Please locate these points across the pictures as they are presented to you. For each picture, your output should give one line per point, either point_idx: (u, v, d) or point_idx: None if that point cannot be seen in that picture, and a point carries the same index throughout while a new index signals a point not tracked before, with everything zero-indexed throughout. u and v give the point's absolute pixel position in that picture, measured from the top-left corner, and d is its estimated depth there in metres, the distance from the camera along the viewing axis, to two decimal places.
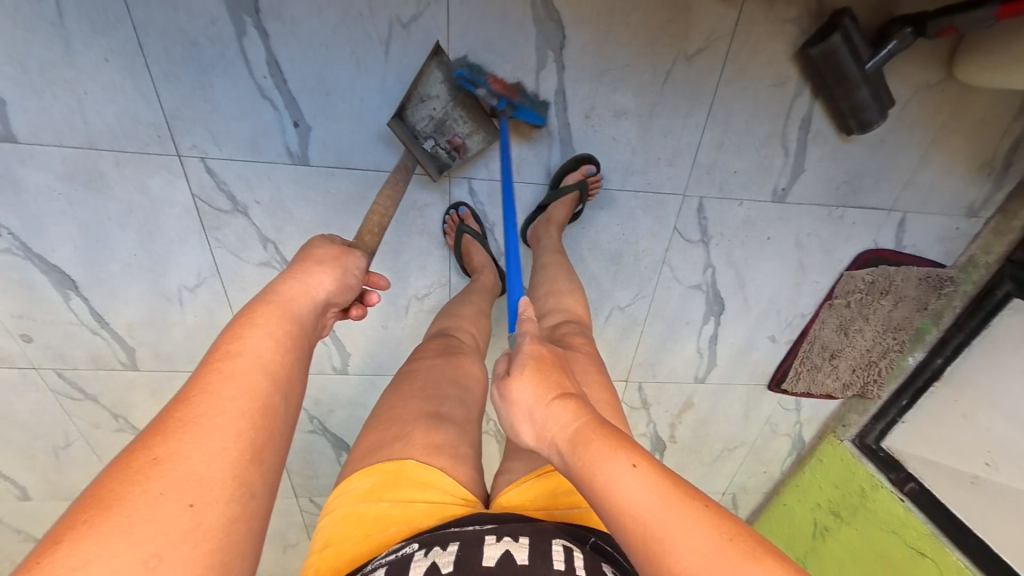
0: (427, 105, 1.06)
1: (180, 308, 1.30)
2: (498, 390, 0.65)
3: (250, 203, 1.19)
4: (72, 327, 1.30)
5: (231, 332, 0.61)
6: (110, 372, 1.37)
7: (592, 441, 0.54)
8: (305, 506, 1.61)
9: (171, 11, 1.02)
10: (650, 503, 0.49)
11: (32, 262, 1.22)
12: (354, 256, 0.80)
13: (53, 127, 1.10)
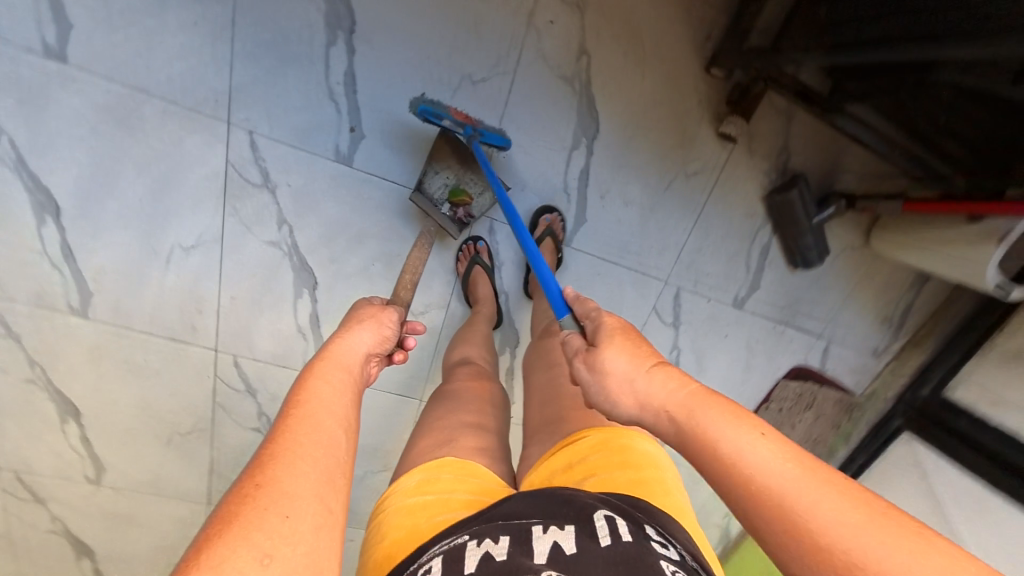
0: (442, 177, 1.22)
1: (163, 266, 1.24)
2: (585, 362, 0.67)
3: (283, 184, 1.24)
4: (30, 256, 1.20)
5: (298, 385, 0.68)
6: (49, 315, 1.24)
7: (709, 408, 0.54)
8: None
9: (273, 6, 1.14)
10: (786, 469, 0.47)
11: (20, 178, 1.16)
12: (390, 316, 0.91)
13: (111, 62, 1.13)
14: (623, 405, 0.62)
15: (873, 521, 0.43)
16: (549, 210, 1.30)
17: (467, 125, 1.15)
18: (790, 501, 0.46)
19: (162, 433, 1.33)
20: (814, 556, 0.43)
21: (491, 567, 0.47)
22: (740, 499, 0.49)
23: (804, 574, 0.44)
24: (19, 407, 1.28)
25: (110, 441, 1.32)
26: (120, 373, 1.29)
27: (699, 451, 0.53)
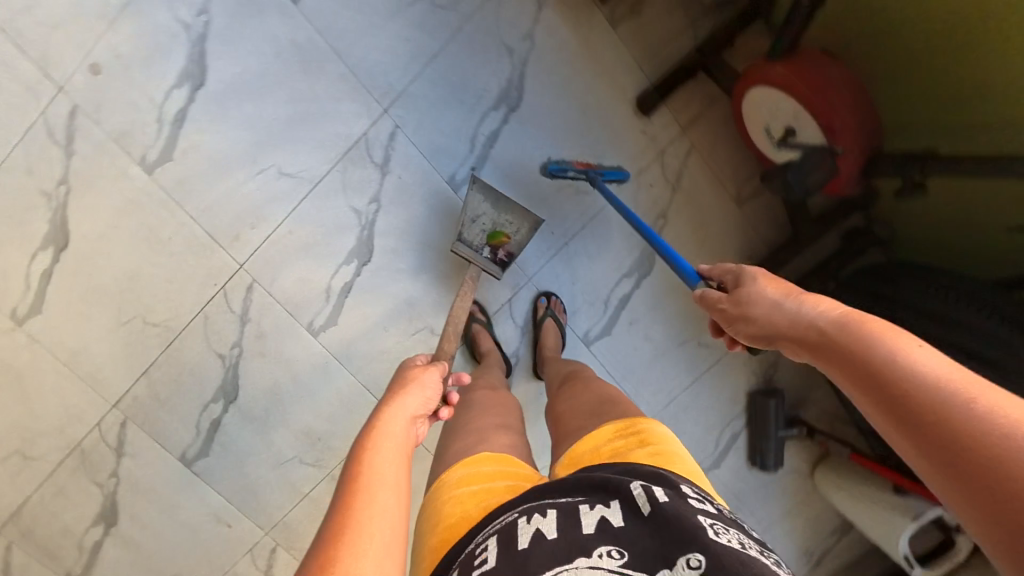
0: (479, 223, 1.20)
1: (251, 174, 1.28)
2: (730, 299, 0.74)
3: (394, 173, 1.32)
4: (143, 103, 1.26)
5: (353, 456, 0.70)
6: (116, 154, 1.26)
7: (866, 319, 0.57)
8: (97, 437, 1.24)
9: (469, 56, 1.33)
10: (946, 376, 0.48)
11: (188, 47, 1.25)
12: (433, 377, 0.93)
13: (325, 18, 1.28)
14: (768, 321, 0.68)
15: None
16: (544, 293, 1.29)
17: (594, 170, 1.25)
18: (942, 395, 0.47)
19: (124, 313, 1.26)
20: (972, 422, 0.44)
21: (546, 547, 0.56)
22: (878, 395, 0.51)
23: (955, 440, 0.44)
24: (16, 213, 1.23)
25: (71, 290, 1.25)
26: (137, 236, 1.26)
27: (842, 358, 0.56)
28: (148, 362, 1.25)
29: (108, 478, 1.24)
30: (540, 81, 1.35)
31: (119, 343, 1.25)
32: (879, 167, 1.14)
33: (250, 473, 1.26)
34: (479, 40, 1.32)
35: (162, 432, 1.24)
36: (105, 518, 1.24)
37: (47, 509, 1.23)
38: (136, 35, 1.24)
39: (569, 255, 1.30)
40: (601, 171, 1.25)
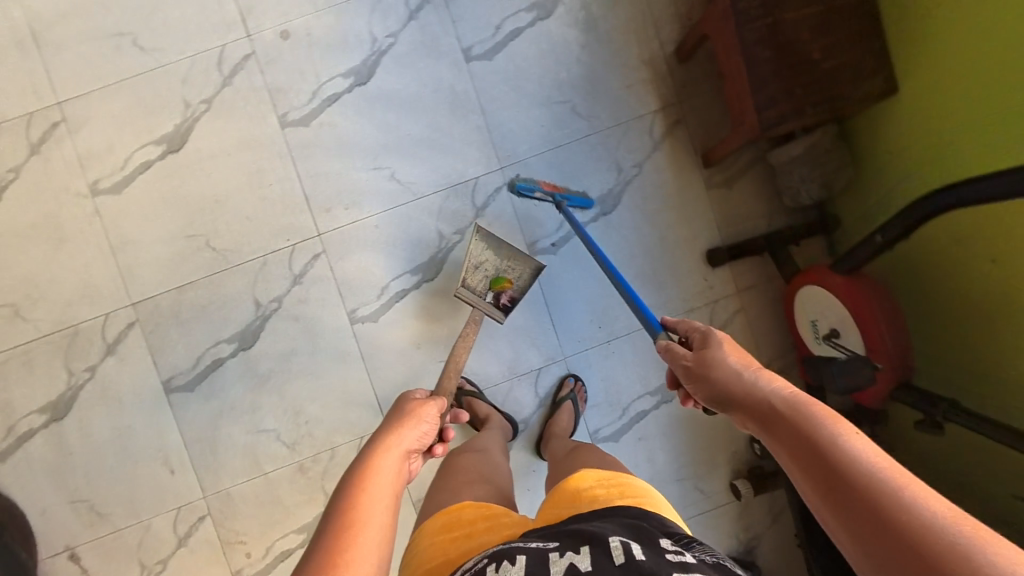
0: (482, 268, 1.17)
1: (367, 167, 1.32)
2: (697, 361, 0.78)
3: (486, 219, 1.31)
4: (308, 74, 1.35)
5: (356, 486, 0.73)
6: (264, 103, 1.34)
7: (807, 400, 0.61)
8: (98, 325, 1.25)
9: (594, 150, 1.30)
10: (865, 449, 0.52)
11: (367, 52, 1.34)
12: (432, 412, 0.94)
13: (487, 73, 1.32)
14: (727, 387, 0.72)
15: (940, 506, 0.45)
16: (573, 375, 1.26)
17: (557, 193, 1.21)
18: (855, 464, 0.51)
19: (193, 228, 1.29)
20: (875, 509, 0.47)
21: None
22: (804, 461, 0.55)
23: (861, 523, 0.47)
24: (155, 111, 1.34)
25: (158, 190, 1.31)
26: (244, 169, 1.32)
27: (779, 424, 0.61)
28: (187, 280, 1.26)
29: (81, 372, 1.22)
30: (633, 210, 1.29)
31: (171, 254, 1.28)
32: (907, 393, 1.05)
33: (220, 427, 1.21)
34: (601, 148, 1.30)
35: (162, 348, 1.23)
36: (54, 411, 1.20)
37: (7, 377, 1.22)
38: (329, 23, 1.35)
39: (609, 351, 1.27)
40: (566, 195, 1.22)
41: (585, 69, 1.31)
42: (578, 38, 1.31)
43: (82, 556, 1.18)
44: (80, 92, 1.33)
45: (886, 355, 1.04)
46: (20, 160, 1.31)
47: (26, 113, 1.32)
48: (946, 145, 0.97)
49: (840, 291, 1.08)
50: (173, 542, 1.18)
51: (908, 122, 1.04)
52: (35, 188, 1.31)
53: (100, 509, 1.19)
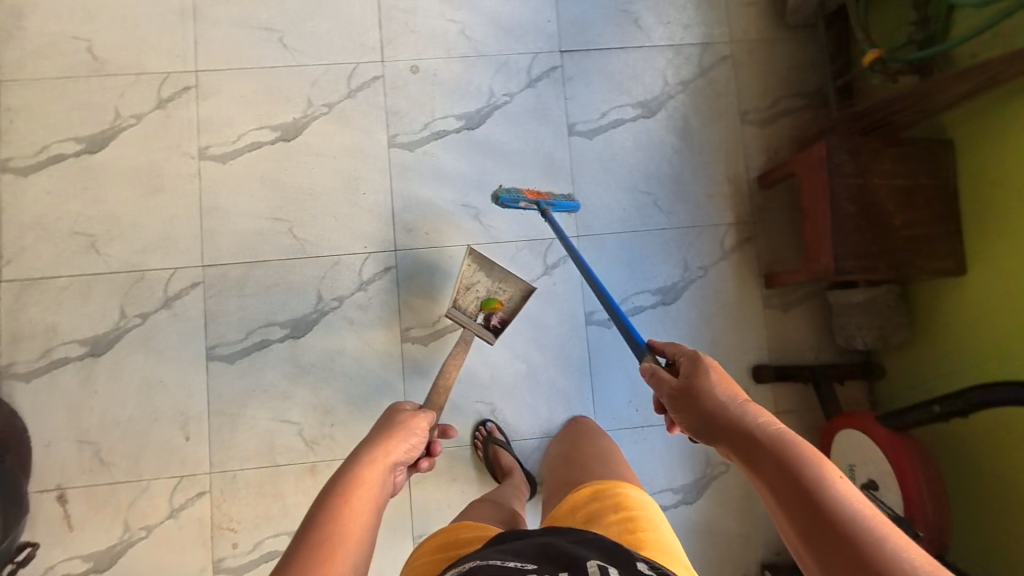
0: (474, 289, 1.20)
1: (455, 202, 1.36)
2: (688, 389, 0.82)
3: (552, 278, 1.32)
4: (427, 109, 1.38)
5: (337, 508, 0.76)
6: (377, 125, 1.38)
7: (794, 444, 0.67)
8: (164, 277, 1.33)
9: (670, 244, 1.32)
10: (848, 496, 0.59)
11: (483, 103, 1.38)
12: (422, 425, 0.94)
13: (587, 148, 1.36)
14: (718, 420, 0.76)
15: (915, 557, 0.52)
16: None
17: (541, 201, 1.18)
18: (840, 508, 0.58)
19: (281, 213, 1.36)
20: (860, 557, 0.53)
21: None
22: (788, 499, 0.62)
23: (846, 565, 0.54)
24: (273, 102, 1.38)
25: (254, 171, 1.37)
26: (342, 175, 1.37)
27: (768, 463, 0.66)
28: (262, 257, 1.34)
29: (132, 316, 1.32)
30: (693, 307, 1.30)
31: (254, 235, 1.35)
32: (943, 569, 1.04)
33: (247, 407, 1.29)
34: (672, 245, 1.32)
35: (216, 314, 1.32)
36: (92, 347, 1.31)
37: (63, 302, 1.33)
38: (458, 69, 1.39)
39: (640, 437, 1.28)
40: (550, 199, 1.19)
41: (676, 171, 1.35)
42: (674, 141, 1.36)
43: (69, 498, 1.26)
44: (217, 66, 1.40)
45: (926, 523, 1.03)
46: (146, 109, 1.38)
47: (163, 73, 1.39)
48: (1017, 350, 0.98)
49: (885, 447, 1.09)
50: (164, 511, 1.26)
51: (972, 310, 1.07)
52: (149, 138, 1.38)
53: (103, 456, 1.28)
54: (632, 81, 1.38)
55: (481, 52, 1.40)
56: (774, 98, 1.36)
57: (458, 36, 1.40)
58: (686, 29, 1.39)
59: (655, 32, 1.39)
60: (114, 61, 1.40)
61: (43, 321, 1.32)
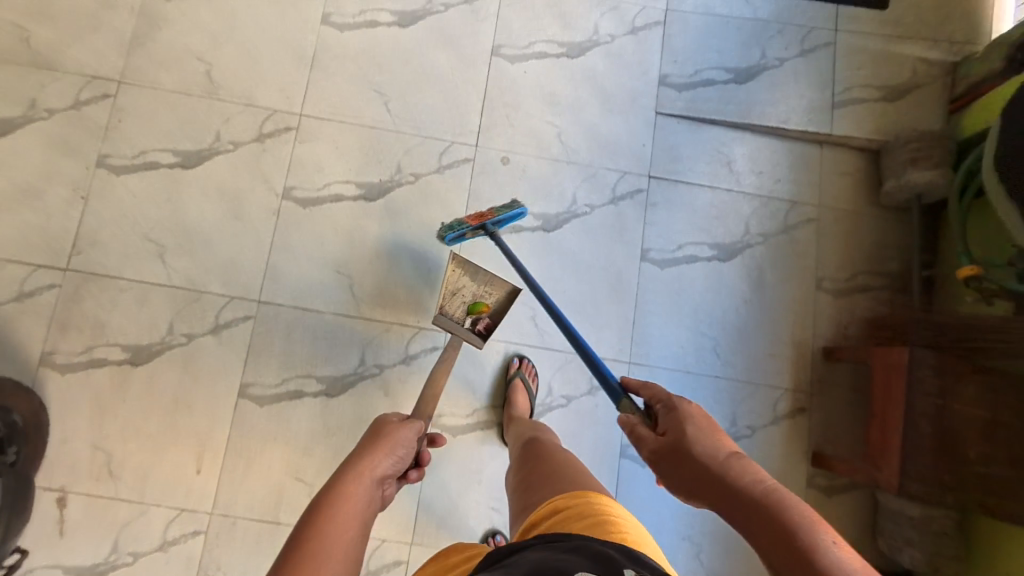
0: (459, 295, 1.20)
1: (515, 296, 1.34)
2: (669, 440, 0.81)
3: (594, 400, 1.31)
4: (509, 200, 1.41)
5: (324, 520, 0.76)
6: (457, 204, 1.41)
7: (782, 501, 0.67)
8: (220, 303, 1.34)
9: (718, 395, 1.30)
10: (843, 556, 0.60)
11: (565, 208, 1.40)
12: (410, 435, 0.96)
13: (656, 279, 1.37)
14: (703, 473, 0.76)
15: None
16: None
17: (485, 223, 1.23)
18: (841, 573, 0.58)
19: (345, 267, 1.37)
20: None
21: None
22: (785, 562, 0.62)
23: None
24: (366, 161, 1.42)
25: (333, 222, 1.39)
26: (413, 245, 1.39)
27: (761, 525, 0.66)
28: (316, 308, 1.35)
29: (179, 333, 1.33)
30: None
31: (315, 285, 1.36)
32: None
33: (265, 453, 1.29)
34: (721, 396, 1.30)
35: (260, 352, 1.33)
36: (133, 354, 1.32)
37: (118, 303, 1.33)
38: (548, 171, 1.42)
39: None
40: (493, 218, 1.22)
41: (740, 320, 1.34)
42: (745, 290, 1.36)
43: (69, 502, 1.25)
44: (323, 115, 1.44)
45: None
46: (245, 139, 1.42)
47: (271, 109, 1.44)
48: None
49: None
50: (155, 541, 1.25)
51: None
52: (241, 167, 1.41)
53: (113, 467, 1.27)
54: (713, 221, 1.39)
55: (572, 159, 1.43)
56: (852, 270, 1.36)
57: (554, 138, 1.44)
58: (776, 183, 1.41)
59: (745, 178, 1.42)
60: (228, 87, 1.45)
61: (94, 317, 1.33)
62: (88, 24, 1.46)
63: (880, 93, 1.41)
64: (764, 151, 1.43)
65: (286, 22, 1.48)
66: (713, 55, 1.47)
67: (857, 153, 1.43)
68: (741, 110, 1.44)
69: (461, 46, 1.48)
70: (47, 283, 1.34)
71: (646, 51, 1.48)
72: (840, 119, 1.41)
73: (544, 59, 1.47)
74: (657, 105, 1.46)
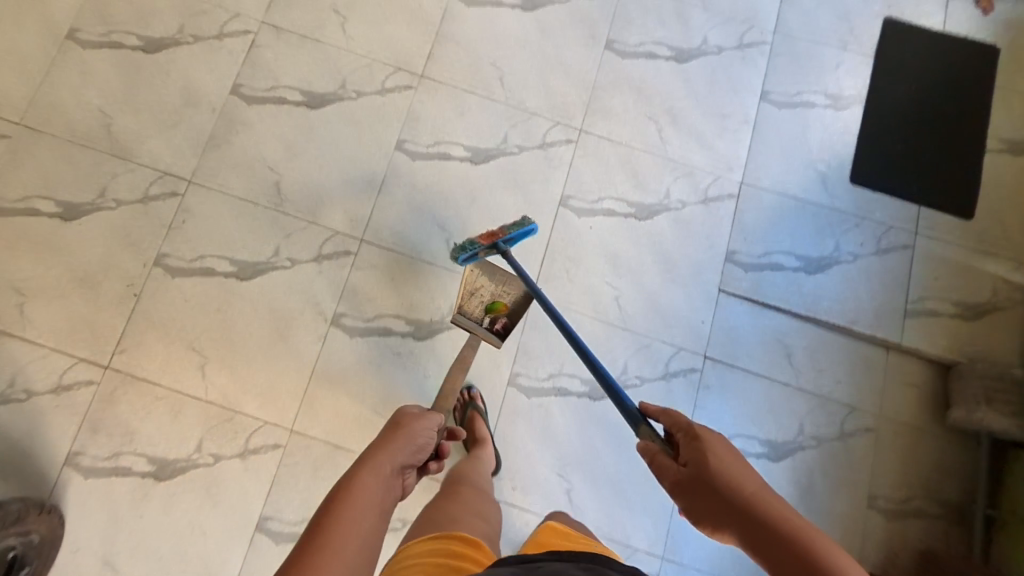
0: (477, 295, 1.28)
1: (553, 467, 1.32)
2: (692, 468, 0.82)
3: None
4: (560, 362, 1.37)
5: (349, 480, 0.82)
6: (504, 360, 1.36)
7: (807, 536, 0.70)
8: (252, 427, 1.31)
9: None
10: None
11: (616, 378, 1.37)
12: (429, 428, 1.01)
13: None
14: (732, 504, 0.77)
15: None
16: None
17: (496, 241, 1.24)
18: None
19: (384, 407, 1.34)
20: None
21: None
22: None
23: None
24: (420, 301, 1.40)
25: (379, 357, 1.36)
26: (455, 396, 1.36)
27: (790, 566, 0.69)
28: (348, 446, 1.32)
29: (206, 453, 1.29)
30: None
31: (351, 421, 1.33)
32: None
33: None
34: None
35: (285, 485, 1.29)
36: (158, 469, 1.28)
37: (150, 412, 1.29)
38: (602, 336, 1.40)
39: None
40: (504, 236, 1.24)
41: None
42: (792, 496, 1.33)
43: None
44: (384, 244, 1.42)
45: None
46: (303, 257, 1.39)
47: (333, 230, 1.41)
48: None
49: None
50: None
51: None
52: (296, 286, 1.37)
53: None
54: (766, 416, 1.37)
55: (627, 325, 1.40)
56: (907, 493, 1.34)
57: (612, 301, 1.42)
58: (837, 384, 1.39)
59: (805, 374, 1.39)
60: (293, 200, 1.42)
61: (125, 423, 1.29)
62: (167, 117, 1.44)
63: (955, 308, 1.40)
64: (827, 347, 1.41)
65: (360, 143, 1.47)
66: (785, 238, 1.46)
67: (926, 364, 1.39)
68: (807, 302, 1.42)
69: (530, 191, 1.47)
70: (85, 380, 1.30)
71: (715, 223, 1.47)
72: (911, 328, 1.40)
73: (611, 216, 1.46)
74: (721, 282, 1.44)
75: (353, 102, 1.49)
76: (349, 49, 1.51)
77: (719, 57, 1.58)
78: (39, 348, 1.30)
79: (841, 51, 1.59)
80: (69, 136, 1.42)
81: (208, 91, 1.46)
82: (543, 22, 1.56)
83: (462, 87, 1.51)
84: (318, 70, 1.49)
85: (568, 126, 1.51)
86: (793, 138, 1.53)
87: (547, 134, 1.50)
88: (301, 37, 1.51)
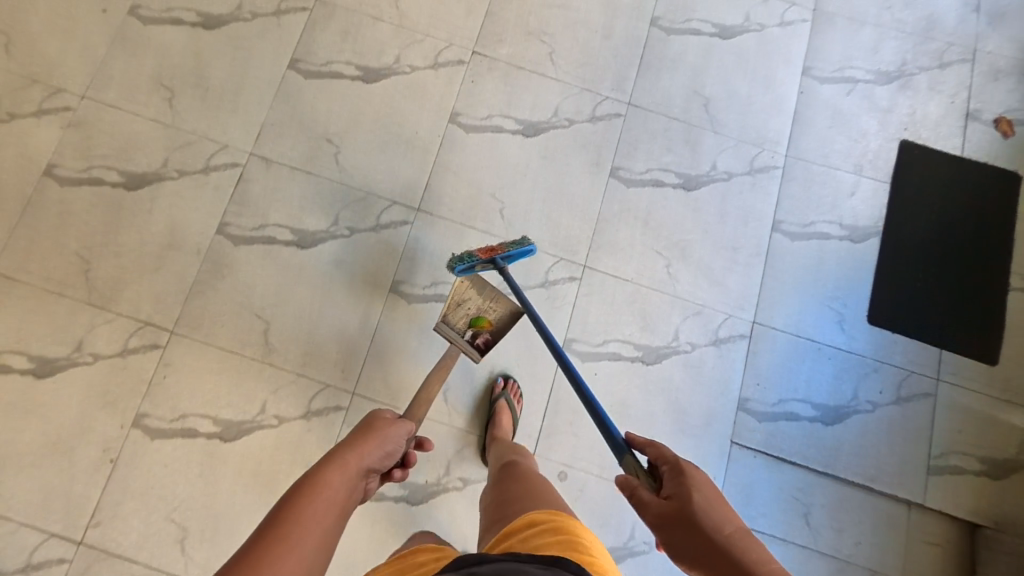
0: (464, 305, 1.23)
1: None
2: (673, 507, 0.71)
3: None
4: None
5: (313, 476, 0.73)
6: None
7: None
8: None
9: None
10: None
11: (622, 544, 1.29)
12: (401, 433, 0.92)
13: None
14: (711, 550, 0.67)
15: None
16: None
17: (495, 257, 1.24)
18: None
19: None
20: None
21: None
22: None
23: None
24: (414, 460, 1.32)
25: (371, 524, 1.27)
26: None
27: None
28: None
29: None
30: None
31: None
32: None
33: None
34: None
35: None
36: None
37: None
38: (608, 495, 1.32)
39: None
40: (502, 252, 1.24)
41: None
42: None
43: None
44: (377, 397, 1.34)
45: None
46: (291, 415, 1.31)
47: (324, 383, 1.33)
48: None
49: None
50: None
51: None
52: (283, 447, 1.30)
53: None
54: None
55: None
56: None
57: None
58: (857, 545, 1.31)
59: (822, 534, 1.31)
60: (281, 351, 1.34)
61: None
62: (149, 260, 1.37)
63: (981, 465, 1.33)
64: (846, 505, 1.33)
65: (354, 283, 1.39)
66: (800, 385, 1.39)
67: (952, 524, 1.32)
68: (824, 455, 1.35)
69: (533, 336, 1.39)
70: (56, 558, 1.21)
71: (728, 368, 1.40)
72: (934, 486, 1.33)
73: (617, 361, 1.39)
74: (733, 433, 1.36)
75: (346, 240, 1.41)
76: (343, 181, 1.44)
77: (729, 182, 1.51)
78: (8, 524, 1.22)
79: (856, 176, 1.52)
80: (45, 283, 1.33)
81: (193, 231, 1.39)
82: (546, 148, 1.50)
83: (461, 221, 1.44)
84: (310, 205, 1.42)
85: (572, 262, 1.44)
86: (808, 272, 1.46)
87: (550, 270, 1.43)
88: (292, 169, 1.44)
